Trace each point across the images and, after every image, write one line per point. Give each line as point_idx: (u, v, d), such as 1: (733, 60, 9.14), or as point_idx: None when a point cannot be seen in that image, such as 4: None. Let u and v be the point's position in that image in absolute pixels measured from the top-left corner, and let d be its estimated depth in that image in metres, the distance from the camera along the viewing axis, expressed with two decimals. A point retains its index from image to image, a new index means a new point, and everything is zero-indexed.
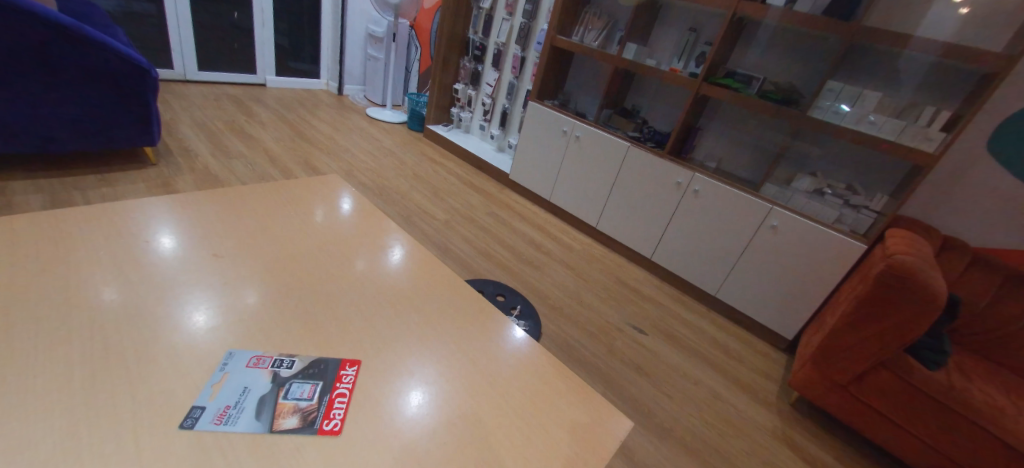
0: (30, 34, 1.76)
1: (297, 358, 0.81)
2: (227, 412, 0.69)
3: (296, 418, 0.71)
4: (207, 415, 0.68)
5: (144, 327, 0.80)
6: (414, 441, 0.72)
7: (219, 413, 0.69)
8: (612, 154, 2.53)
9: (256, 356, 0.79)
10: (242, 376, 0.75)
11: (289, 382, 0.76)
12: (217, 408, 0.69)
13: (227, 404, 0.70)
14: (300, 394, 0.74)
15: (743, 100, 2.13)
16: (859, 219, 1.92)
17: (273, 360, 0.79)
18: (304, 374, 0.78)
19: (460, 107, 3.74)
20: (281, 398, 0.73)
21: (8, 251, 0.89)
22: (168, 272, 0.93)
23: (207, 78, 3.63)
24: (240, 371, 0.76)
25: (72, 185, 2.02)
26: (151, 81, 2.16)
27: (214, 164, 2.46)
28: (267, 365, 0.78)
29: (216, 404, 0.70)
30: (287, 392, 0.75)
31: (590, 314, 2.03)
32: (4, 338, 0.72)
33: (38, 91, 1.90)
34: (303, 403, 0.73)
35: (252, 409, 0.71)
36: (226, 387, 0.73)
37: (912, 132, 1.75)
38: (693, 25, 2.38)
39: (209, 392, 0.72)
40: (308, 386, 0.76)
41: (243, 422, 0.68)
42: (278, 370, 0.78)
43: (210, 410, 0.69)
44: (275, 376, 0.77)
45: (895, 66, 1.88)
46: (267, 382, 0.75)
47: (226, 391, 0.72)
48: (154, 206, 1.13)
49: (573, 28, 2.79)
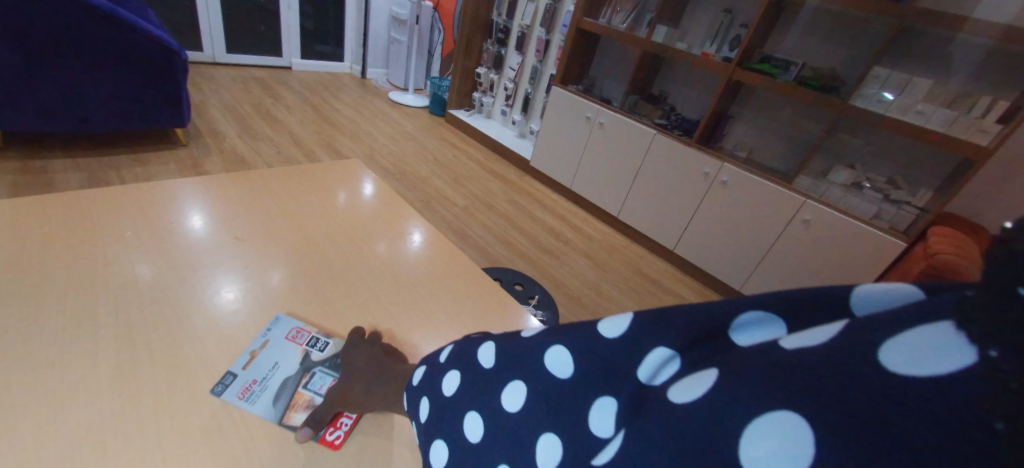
0: (66, 16, 1.81)
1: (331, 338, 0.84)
2: (251, 388, 0.71)
3: (303, 413, 0.70)
4: (235, 386, 0.71)
5: (171, 304, 0.82)
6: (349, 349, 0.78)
7: (245, 387, 0.71)
8: (636, 142, 2.46)
9: (296, 329, 0.83)
10: (278, 350, 0.78)
11: (315, 368, 0.78)
12: (245, 379, 0.72)
13: (255, 379, 0.73)
14: (318, 388, 0.75)
15: (778, 87, 2.02)
16: (899, 216, 1.83)
17: (309, 337, 0.82)
18: (330, 364, 0.79)
19: (482, 92, 3.70)
20: (302, 387, 0.75)
21: (44, 226, 0.92)
22: (198, 252, 0.95)
23: (235, 61, 3.69)
24: (279, 342, 0.80)
25: (109, 165, 2.10)
26: (180, 62, 2.20)
27: (241, 145, 2.51)
28: (303, 341, 0.81)
29: (247, 375, 0.73)
30: (310, 380, 0.76)
31: (608, 305, 2.00)
32: (36, 311, 0.74)
33: (76, 72, 1.96)
34: (317, 398, 0.74)
35: (274, 390, 0.73)
36: (261, 360, 0.76)
37: (964, 124, 1.65)
38: (729, 6, 2.26)
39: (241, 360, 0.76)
40: (329, 379, 0.77)
41: (261, 403, 0.70)
42: (310, 350, 0.80)
43: (239, 381, 0.72)
44: (306, 357, 0.79)
45: (949, 52, 1.75)
46: (297, 362, 0.78)
47: (259, 364, 0.76)
48: (184, 187, 1.15)
49: (600, 10, 2.69)
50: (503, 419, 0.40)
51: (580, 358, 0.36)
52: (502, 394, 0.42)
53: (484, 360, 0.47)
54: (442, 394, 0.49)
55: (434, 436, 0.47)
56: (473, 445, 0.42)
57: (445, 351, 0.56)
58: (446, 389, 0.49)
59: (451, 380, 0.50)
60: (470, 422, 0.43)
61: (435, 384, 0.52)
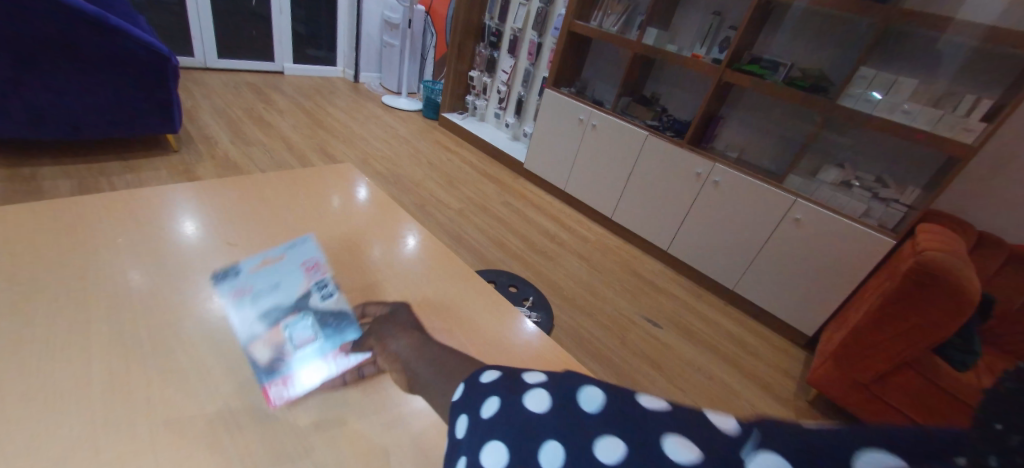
0: (55, 21, 1.80)
1: (339, 295, 0.91)
2: (248, 293, 0.87)
3: (268, 349, 0.78)
4: (239, 285, 0.89)
5: (164, 312, 0.81)
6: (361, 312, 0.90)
7: (245, 289, 0.88)
8: (629, 144, 2.48)
9: (310, 264, 0.97)
10: (288, 276, 0.92)
11: (306, 310, 0.86)
12: (250, 284, 0.89)
13: (255, 288, 0.89)
14: (294, 333, 0.81)
15: (768, 88, 2.05)
16: (888, 213, 1.86)
17: (318, 278, 0.93)
18: (320, 319, 0.85)
19: (475, 95, 3.71)
20: (284, 323, 0.83)
21: (35, 234, 0.91)
22: (192, 259, 0.95)
23: (227, 66, 3.68)
24: (294, 270, 0.94)
25: (99, 172, 2.08)
26: (172, 68, 2.19)
27: (233, 151, 2.50)
28: (312, 280, 0.92)
29: (252, 281, 0.90)
30: (295, 322, 0.83)
31: (603, 305, 2.01)
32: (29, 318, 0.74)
33: (66, 79, 1.95)
34: (288, 343, 0.80)
35: (262, 307, 0.85)
36: (270, 277, 0.92)
37: (950, 122, 1.67)
38: (718, 9, 2.29)
39: (266, 272, 0.92)
40: (308, 332, 0.82)
41: (246, 309, 0.84)
42: (313, 292, 0.90)
43: (243, 283, 0.89)
44: (307, 295, 0.89)
45: (934, 53, 1.78)
46: (297, 296, 0.88)
47: (268, 279, 0.91)
48: (176, 194, 1.14)
49: (592, 13, 2.71)
50: (587, 460, 0.31)
51: None
52: (597, 441, 0.33)
53: (586, 399, 0.37)
54: (522, 398, 0.41)
55: (492, 435, 0.38)
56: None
57: (531, 374, 0.46)
58: (529, 401, 0.40)
59: (539, 395, 0.40)
60: (546, 447, 0.34)
61: (516, 387, 0.44)
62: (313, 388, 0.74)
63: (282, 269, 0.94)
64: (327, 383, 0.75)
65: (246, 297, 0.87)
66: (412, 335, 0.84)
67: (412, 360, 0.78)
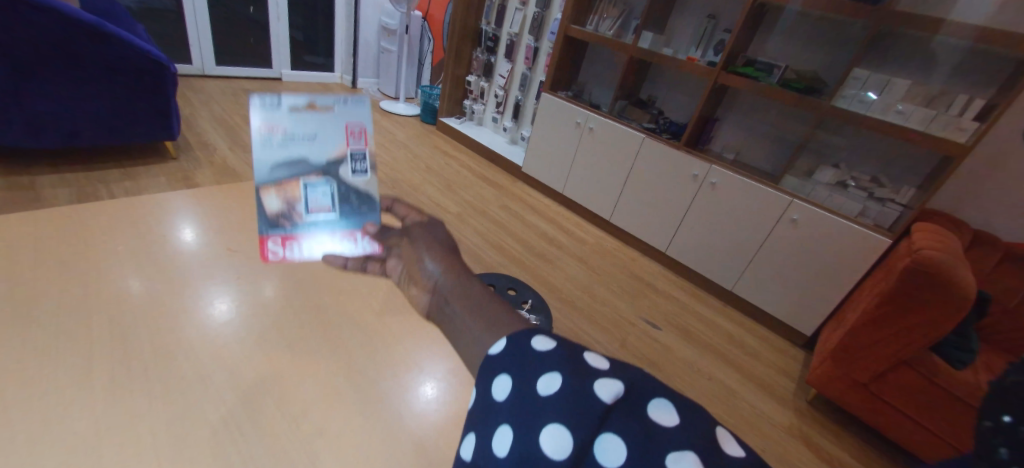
0: (52, 31, 1.81)
1: (370, 176, 0.88)
2: (277, 132, 0.79)
3: (280, 199, 0.81)
4: (276, 119, 0.80)
5: (161, 320, 0.75)
6: (390, 207, 0.84)
7: (275, 128, 0.79)
8: (626, 146, 2.49)
9: (349, 127, 0.85)
10: (323, 129, 0.83)
11: (332, 178, 0.84)
12: (285, 125, 0.80)
13: (287, 130, 0.80)
14: (311, 200, 0.83)
15: (763, 90, 2.07)
16: (884, 213, 1.87)
17: (354, 148, 0.85)
18: (341, 193, 0.86)
19: (473, 99, 3.72)
20: (308, 181, 0.82)
21: (24, 233, 0.85)
22: (189, 264, 0.88)
23: (225, 73, 3.69)
24: (334, 127, 0.84)
25: (98, 180, 2.09)
26: (170, 76, 2.20)
27: (231, 158, 2.51)
28: (348, 145, 0.84)
29: (287, 124, 0.81)
30: (316, 185, 0.83)
31: (602, 308, 2.01)
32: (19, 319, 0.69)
33: (64, 87, 1.96)
34: (302, 203, 0.83)
35: (293, 152, 0.81)
36: (307, 124, 0.82)
37: (942, 122, 1.69)
38: (712, 12, 2.31)
39: (310, 120, 0.83)
40: (324, 204, 0.84)
41: (272, 149, 0.80)
42: (349, 161, 0.85)
43: (279, 121, 0.80)
44: (340, 159, 0.84)
45: (926, 54, 1.80)
46: (328, 158, 0.83)
47: (304, 127, 0.82)
48: (173, 200, 1.06)
49: (588, 17, 2.73)
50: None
51: (568, 372, 0.37)
52: (669, 460, 0.30)
53: (659, 408, 0.34)
54: (589, 382, 0.36)
55: (552, 415, 0.34)
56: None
57: (593, 355, 0.40)
58: (600, 386, 0.35)
59: (610, 385, 0.35)
60: (604, 441, 0.33)
61: (578, 366, 0.38)
62: (313, 389, 0.70)
63: (328, 124, 0.84)
64: (328, 257, 0.82)
65: (278, 139, 0.80)
66: (444, 252, 0.73)
67: (443, 283, 0.68)
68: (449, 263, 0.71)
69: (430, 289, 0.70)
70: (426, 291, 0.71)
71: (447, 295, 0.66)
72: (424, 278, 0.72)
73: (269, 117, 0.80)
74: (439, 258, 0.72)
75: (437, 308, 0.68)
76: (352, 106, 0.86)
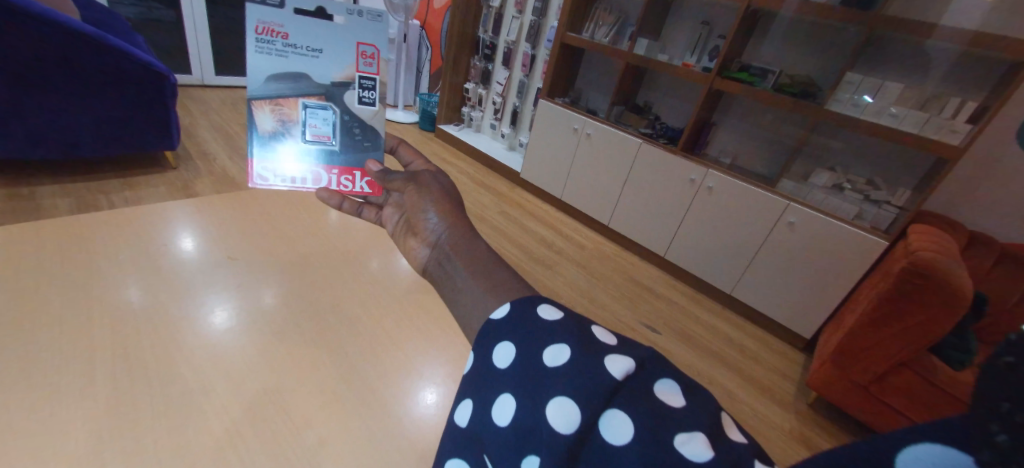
0: (53, 42, 1.83)
1: (379, 108, 0.76)
2: (274, 33, 0.66)
3: (275, 117, 0.71)
4: (273, 12, 0.66)
5: (163, 328, 0.75)
6: (393, 151, 0.85)
7: (271, 28, 0.66)
8: (624, 151, 2.51)
9: (361, 46, 0.71)
10: (330, 42, 0.70)
11: (335, 106, 0.73)
12: (285, 24, 0.67)
13: (286, 33, 0.67)
14: (309, 127, 0.73)
15: (758, 94, 2.09)
16: (880, 215, 1.88)
17: (364, 73, 0.72)
18: (344, 122, 0.75)
19: (471, 106, 3.75)
20: (307, 103, 0.72)
21: (23, 244, 0.85)
22: (189, 272, 0.88)
23: (224, 83, 3.71)
24: (342, 41, 0.70)
25: (98, 190, 2.09)
26: (170, 86, 2.21)
27: (231, 167, 2.52)
28: (358, 67, 0.72)
29: (286, 21, 0.67)
30: (317, 109, 0.72)
31: (601, 313, 2.01)
32: (24, 327, 0.69)
33: (64, 98, 1.97)
34: (299, 127, 0.73)
35: (291, 62, 0.68)
36: (312, 30, 0.68)
37: (935, 124, 1.71)
38: (707, 18, 2.34)
39: (316, 26, 0.69)
40: (323, 133, 0.74)
41: (266, 55, 0.67)
42: (357, 88, 0.73)
43: (277, 17, 0.66)
44: (346, 82, 0.72)
45: (919, 58, 1.82)
46: (332, 79, 0.71)
47: (308, 32, 0.68)
48: (172, 208, 1.06)
49: (584, 25, 2.76)
50: (668, 447, 0.31)
51: (573, 369, 0.37)
52: (676, 439, 0.32)
53: (666, 390, 0.36)
54: (597, 357, 0.38)
55: (559, 386, 0.36)
56: (609, 447, 0.32)
57: (601, 330, 0.43)
58: (610, 363, 0.37)
59: (619, 362, 0.37)
60: (611, 417, 0.34)
61: (587, 342, 0.40)
62: (313, 395, 0.70)
63: (334, 36, 0.70)
64: (324, 189, 0.76)
65: (275, 42, 0.67)
66: (448, 204, 0.70)
67: (445, 234, 0.66)
68: (453, 216, 0.68)
69: (431, 243, 0.68)
70: (426, 244, 0.69)
71: (449, 250, 0.64)
72: (425, 231, 0.69)
73: (267, 13, 0.65)
74: (443, 210, 0.69)
75: (437, 262, 0.66)
76: (369, 21, 0.71)
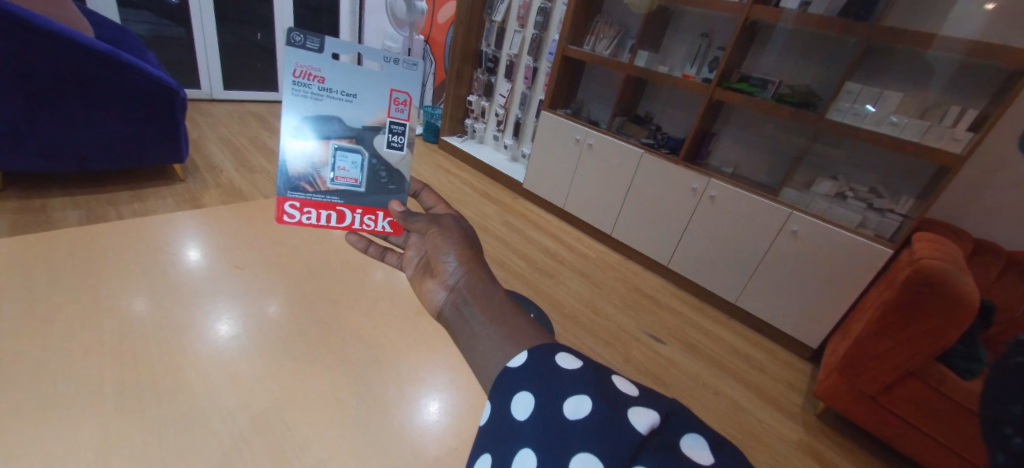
0: (67, 59, 1.88)
1: (407, 154, 0.77)
2: (310, 77, 0.69)
3: (304, 160, 0.72)
4: (310, 56, 0.69)
5: (171, 336, 0.76)
6: (417, 196, 0.83)
7: (309, 71, 0.69)
8: (626, 162, 2.52)
9: (396, 93, 0.74)
10: (365, 89, 0.73)
11: (366, 149, 0.74)
12: (321, 68, 0.70)
13: (322, 77, 0.70)
14: (339, 171, 0.74)
15: (758, 104, 2.10)
16: (884, 224, 1.89)
17: (396, 119, 0.75)
18: (372, 165, 0.76)
19: (474, 119, 3.79)
20: (337, 145, 0.73)
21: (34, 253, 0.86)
22: (195, 282, 0.89)
23: (231, 97, 3.78)
24: (376, 88, 0.73)
25: (107, 202, 2.12)
26: (179, 100, 2.26)
27: (237, 178, 2.55)
28: (391, 113, 0.74)
29: (323, 66, 0.70)
30: (348, 152, 0.74)
31: (604, 322, 2.01)
32: (35, 334, 0.71)
33: (77, 113, 2.01)
34: (328, 169, 0.74)
35: (324, 106, 0.71)
36: (348, 76, 0.71)
37: (937, 132, 1.71)
38: (707, 30, 2.37)
39: (350, 72, 0.71)
40: (352, 177, 0.75)
41: (301, 97, 0.70)
42: (388, 133, 0.75)
43: (313, 60, 0.69)
44: (378, 127, 0.74)
45: (919, 67, 1.83)
46: (365, 124, 0.73)
47: (344, 78, 0.71)
48: (180, 219, 1.07)
49: (586, 38, 2.80)
50: None
51: (595, 421, 0.37)
52: None
53: (693, 445, 0.36)
54: (620, 410, 0.38)
55: (583, 442, 0.37)
56: None
57: (621, 380, 0.43)
58: (635, 417, 0.38)
59: (644, 415, 0.38)
60: None
61: (606, 393, 0.40)
62: (316, 402, 0.71)
63: (370, 83, 0.73)
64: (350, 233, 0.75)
65: (311, 85, 0.70)
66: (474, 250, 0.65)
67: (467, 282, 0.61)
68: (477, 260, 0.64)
69: (448, 285, 0.63)
70: (444, 288, 0.63)
71: (467, 293, 0.60)
72: (443, 273, 0.64)
73: (307, 58, 0.69)
74: (464, 253, 0.64)
75: (454, 306, 0.62)
76: (405, 69, 0.74)
